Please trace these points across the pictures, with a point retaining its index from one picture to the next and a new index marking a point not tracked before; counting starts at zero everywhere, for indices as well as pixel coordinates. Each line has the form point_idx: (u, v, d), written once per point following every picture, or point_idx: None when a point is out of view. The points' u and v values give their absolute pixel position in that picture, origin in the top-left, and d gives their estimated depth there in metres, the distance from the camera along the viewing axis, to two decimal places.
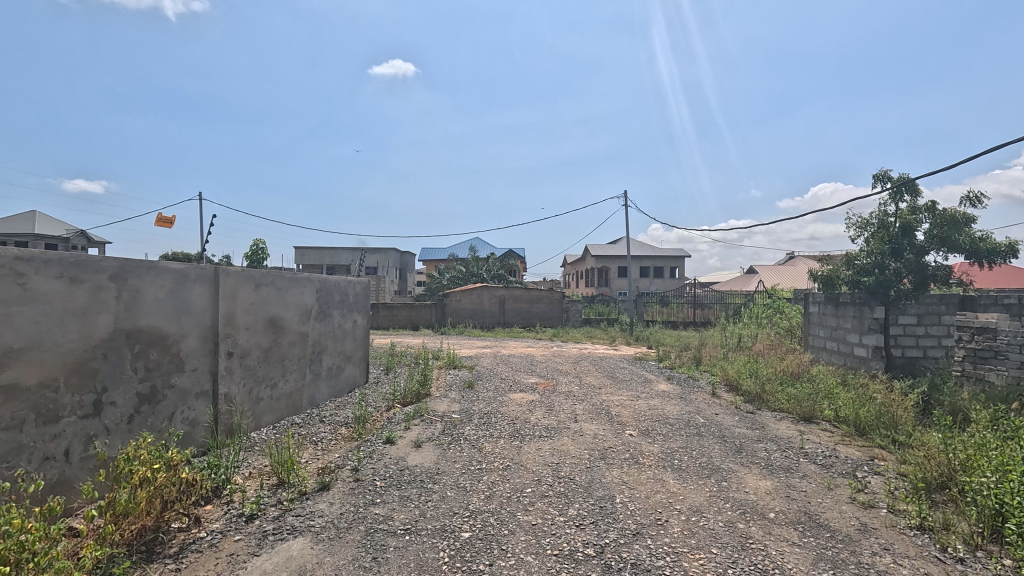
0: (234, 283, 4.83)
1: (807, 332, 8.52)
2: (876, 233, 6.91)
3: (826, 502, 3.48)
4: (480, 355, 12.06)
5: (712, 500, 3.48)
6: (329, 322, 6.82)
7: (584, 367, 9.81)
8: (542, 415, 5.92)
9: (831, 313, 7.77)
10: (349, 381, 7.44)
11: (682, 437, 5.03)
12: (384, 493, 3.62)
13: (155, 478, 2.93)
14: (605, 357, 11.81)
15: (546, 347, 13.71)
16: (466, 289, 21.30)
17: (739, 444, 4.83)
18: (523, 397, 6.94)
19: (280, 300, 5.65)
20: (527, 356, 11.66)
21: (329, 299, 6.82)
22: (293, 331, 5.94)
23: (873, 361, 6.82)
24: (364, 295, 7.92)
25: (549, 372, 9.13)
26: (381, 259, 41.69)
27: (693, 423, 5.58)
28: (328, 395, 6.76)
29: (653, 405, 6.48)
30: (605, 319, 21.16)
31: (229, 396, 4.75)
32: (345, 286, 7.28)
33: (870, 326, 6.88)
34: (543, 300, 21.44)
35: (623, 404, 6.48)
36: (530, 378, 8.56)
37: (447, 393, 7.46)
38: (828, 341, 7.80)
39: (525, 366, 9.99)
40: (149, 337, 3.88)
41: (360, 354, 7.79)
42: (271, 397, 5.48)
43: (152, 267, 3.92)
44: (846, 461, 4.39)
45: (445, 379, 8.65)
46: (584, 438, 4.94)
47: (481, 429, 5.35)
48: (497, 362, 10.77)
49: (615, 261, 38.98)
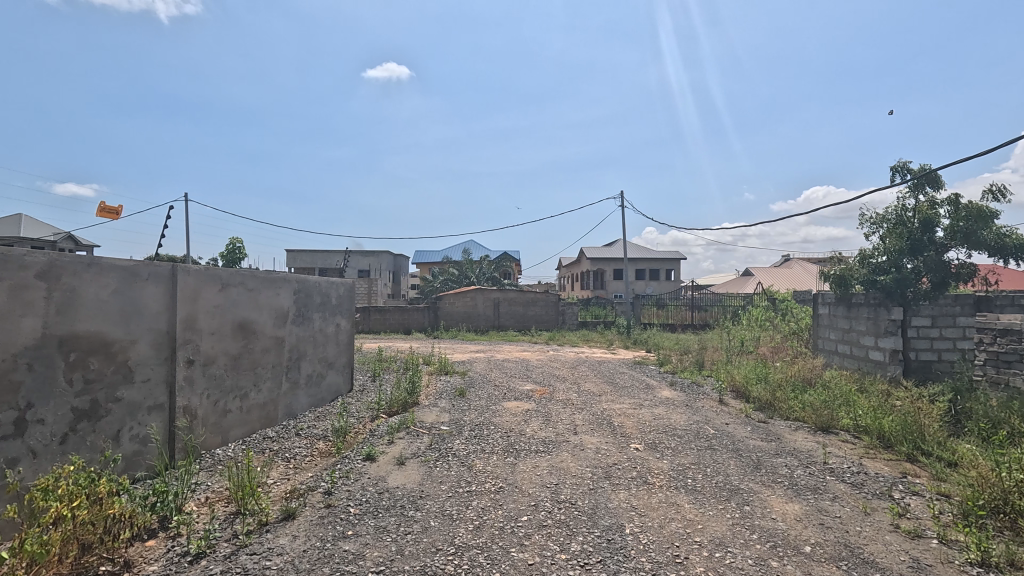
0: (194, 283, 4.33)
1: (816, 335, 8.10)
2: (892, 229, 6.52)
3: (867, 532, 3.02)
4: (473, 360, 11.57)
5: (735, 529, 3.02)
6: (308, 326, 6.32)
7: (582, 372, 9.34)
8: (538, 426, 5.45)
9: (843, 314, 7.35)
10: (332, 389, 6.93)
11: (693, 451, 4.56)
12: (357, 524, 3.13)
13: (72, 514, 2.43)
14: (604, 362, 11.36)
15: (541, 351, 13.25)
16: (460, 292, 20.80)
17: (756, 460, 4.37)
18: (518, 406, 6.46)
19: (251, 302, 5.14)
20: (522, 361, 11.18)
21: (308, 302, 6.33)
22: (267, 337, 5.44)
23: (890, 365, 6.36)
24: (348, 297, 7.43)
25: (545, 378, 8.66)
26: (374, 262, 41.12)
27: (703, 435, 5.12)
28: (307, 405, 6.25)
29: (658, 414, 6.01)
30: (601, 322, 20.71)
31: (189, 409, 4.26)
32: (327, 287, 6.80)
33: (886, 328, 6.43)
34: (538, 303, 20.97)
35: (625, 414, 6.02)
36: (525, 384, 8.07)
37: (436, 402, 6.97)
38: (840, 345, 7.37)
39: (520, 372, 9.52)
40: (88, 343, 3.38)
41: (343, 361, 7.30)
42: (241, 409, 4.98)
43: (93, 264, 3.44)
44: (878, 479, 3.94)
45: (435, 386, 8.15)
46: (586, 454, 4.47)
47: (471, 443, 4.87)
48: (491, 367, 10.29)
49: (611, 263, 38.61)
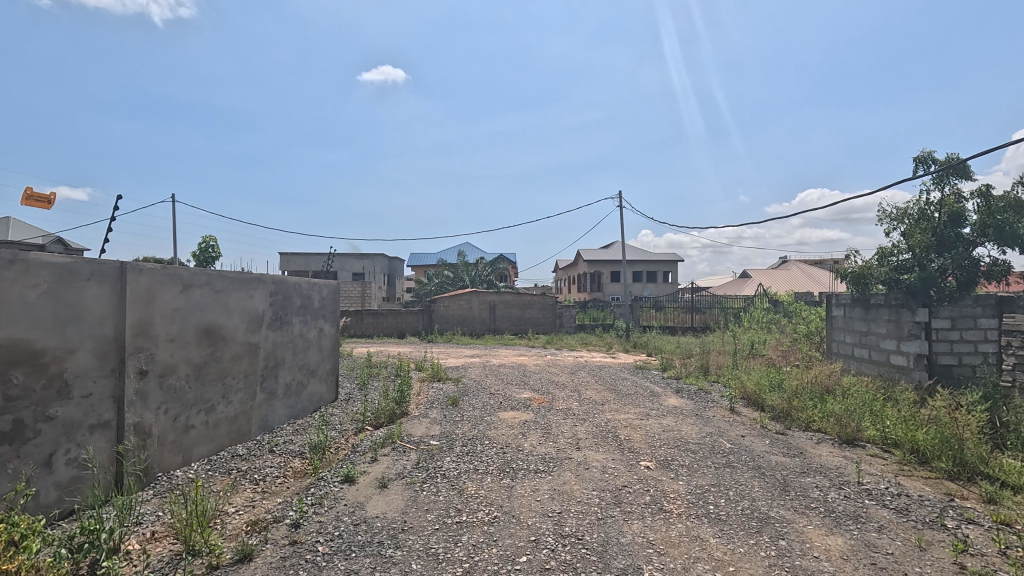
0: (148, 284, 3.84)
1: (830, 339, 7.65)
2: (915, 225, 6.13)
3: (929, 574, 2.56)
4: (467, 365, 11.07)
5: (774, 572, 2.54)
6: (288, 332, 5.82)
7: (582, 378, 8.87)
8: (537, 440, 4.97)
9: (860, 317, 6.90)
10: (314, 400, 6.43)
11: (711, 469, 4.09)
12: (325, 568, 2.64)
13: None
14: (604, 367, 10.89)
15: (539, 356, 12.77)
16: (455, 294, 20.32)
17: (782, 480, 3.90)
18: (514, 417, 5.97)
19: (219, 305, 4.64)
20: (519, 366, 10.69)
21: (287, 305, 5.83)
22: (239, 343, 4.94)
23: (914, 371, 5.89)
24: (332, 300, 6.93)
25: (542, 385, 8.19)
26: (368, 265, 40.56)
27: (718, 450, 4.65)
28: (285, 417, 5.73)
29: (667, 426, 5.54)
30: (599, 325, 20.27)
31: (142, 427, 3.75)
32: (309, 289, 6.31)
33: (910, 331, 5.97)
34: (535, 306, 20.51)
35: (631, 425, 5.54)
36: (522, 392, 7.58)
37: (427, 412, 6.48)
38: (858, 349, 6.93)
39: (517, 378, 9.02)
40: (9, 354, 2.89)
41: (327, 369, 6.80)
42: (205, 424, 4.47)
43: (16, 261, 2.95)
44: (923, 502, 3.48)
45: (426, 395, 7.64)
46: (591, 474, 3.98)
47: (463, 462, 4.37)
48: (486, 374, 9.79)
49: (608, 265, 38.22)
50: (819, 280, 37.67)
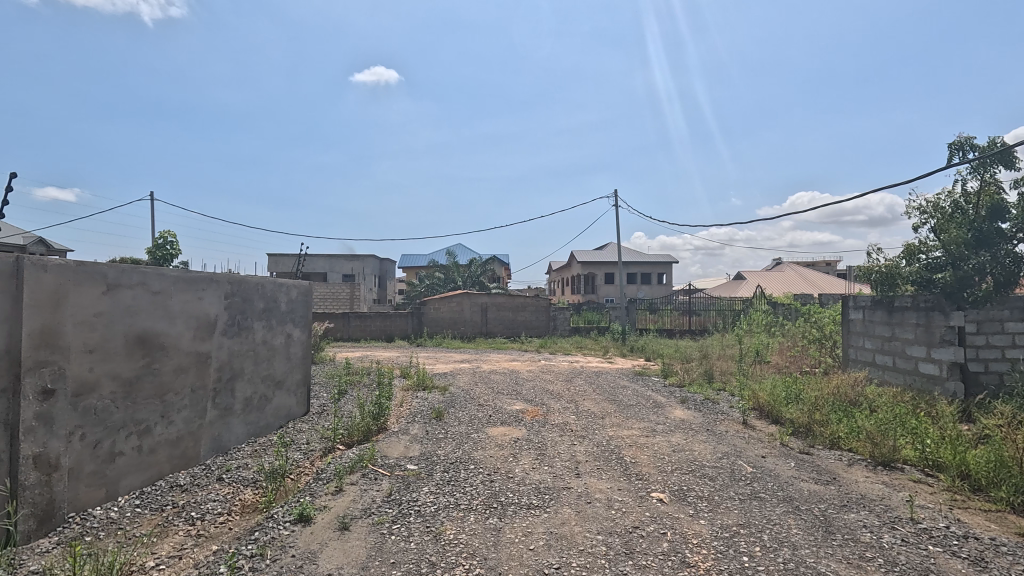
0: (56, 284, 3.15)
1: (848, 345, 7.06)
2: (949, 220, 5.62)
3: None
4: (455, 372, 10.39)
5: None
6: (247, 339, 5.13)
7: (578, 387, 8.22)
8: (529, 464, 4.31)
9: (883, 321, 6.31)
10: (280, 414, 5.73)
11: (736, 504, 3.44)
12: None
13: None
14: (601, 373, 10.24)
15: (532, 361, 12.13)
16: (445, 296, 19.63)
17: (822, 518, 3.27)
18: (504, 434, 5.30)
19: (157, 309, 3.96)
20: (510, 373, 10.01)
21: (246, 309, 5.13)
22: (184, 353, 4.25)
23: (948, 381, 5.29)
24: (302, 303, 6.24)
25: (536, 394, 7.53)
26: (358, 266, 39.73)
27: (740, 475, 4.02)
28: (244, 436, 5.04)
29: (677, 444, 4.90)
30: (595, 327, 19.65)
31: (46, 458, 3.06)
32: (274, 290, 5.62)
33: (942, 337, 5.38)
34: (528, 308, 19.88)
35: (636, 443, 4.90)
36: (514, 403, 6.91)
37: (406, 428, 5.79)
38: (881, 356, 6.34)
39: (508, 387, 8.33)
40: None
41: (296, 380, 6.10)
42: (137, 449, 3.77)
43: None
44: (999, 548, 2.87)
45: (408, 407, 6.95)
46: (595, 511, 3.33)
47: (443, 494, 3.71)
48: (475, 381, 9.10)
49: (602, 267, 37.69)
50: (814, 281, 37.41)
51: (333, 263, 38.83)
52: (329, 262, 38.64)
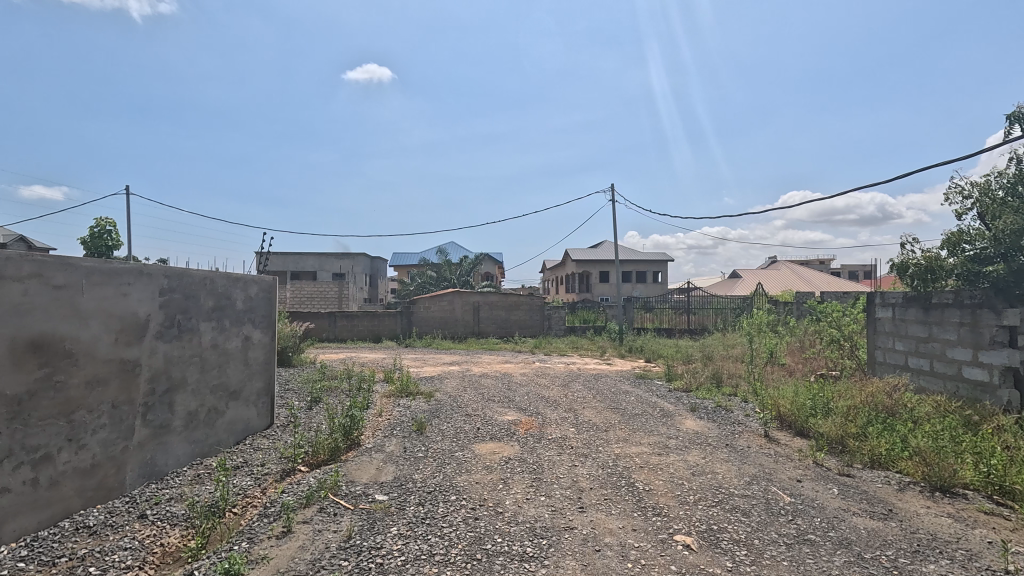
0: None
1: (875, 347, 6.39)
2: (1001, 207, 5.03)
3: None
4: (444, 376, 9.63)
5: None
6: (191, 343, 4.36)
7: (576, 393, 7.50)
8: (523, 494, 3.57)
9: (918, 320, 5.67)
10: (236, 429, 4.97)
11: (782, 552, 2.73)
12: None
13: None
14: (600, 376, 9.53)
15: (525, 363, 11.40)
16: (436, 295, 18.85)
17: (895, 572, 2.56)
18: (494, 453, 4.56)
19: (60, 308, 3.19)
20: (503, 377, 9.27)
21: (190, 307, 4.36)
22: (102, 362, 3.48)
23: (1000, 389, 4.62)
24: (264, 301, 5.49)
25: (530, 402, 6.80)
26: (348, 264, 38.86)
27: (778, 508, 3.31)
28: (187, 457, 4.28)
29: (695, 464, 4.20)
30: (591, 327, 18.95)
31: None
32: (227, 286, 4.86)
33: (992, 338, 4.72)
34: (521, 307, 19.15)
35: (647, 464, 4.19)
36: (506, 413, 6.18)
37: (382, 445, 5.04)
38: (916, 360, 5.69)
39: (500, 393, 7.59)
40: None
41: (257, 389, 5.35)
42: (31, 484, 3.00)
43: None
44: None
45: (386, 418, 6.20)
46: (606, 564, 2.60)
47: (414, 538, 2.96)
48: (464, 387, 8.35)
49: (597, 265, 37.05)
50: (810, 279, 36.99)
51: (322, 262, 37.91)
52: (318, 261, 37.71)
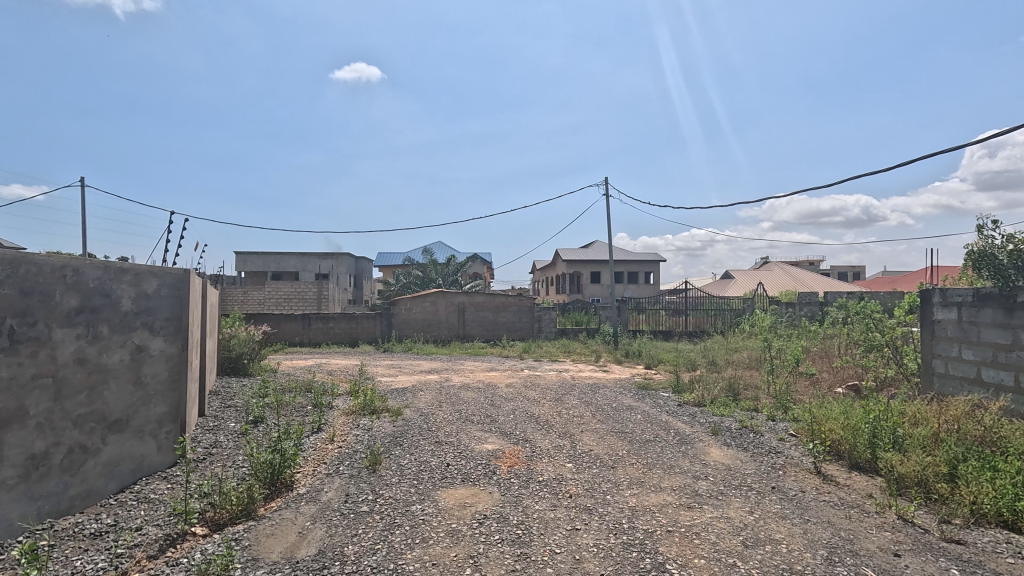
0: None
1: (934, 357, 5.28)
2: None
3: None
4: (418, 388, 8.39)
5: None
6: (35, 360, 3.09)
7: (572, 410, 6.32)
8: None
9: (996, 323, 4.58)
10: (121, 472, 3.70)
11: None
12: None
13: None
14: (597, 387, 8.34)
15: (513, 371, 10.20)
16: (418, 295, 17.57)
17: None
18: (463, 508, 3.33)
19: None
20: (486, 389, 8.06)
21: (34, 309, 3.09)
22: None
23: None
24: (170, 300, 4.22)
25: (516, 424, 5.59)
26: (332, 264, 37.35)
27: None
28: (26, 522, 3.01)
29: (743, 525, 3.01)
30: (583, 329, 17.84)
31: None
32: (106, 280, 3.60)
33: None
34: (509, 308, 17.96)
35: (677, 527, 2.99)
36: (485, 440, 4.96)
37: (319, 491, 3.80)
38: (993, 373, 4.59)
39: (480, 410, 6.39)
40: None
41: (157, 415, 4.08)
42: None
43: None
44: None
45: (337, 448, 4.95)
46: None
47: None
48: (440, 402, 7.12)
49: (588, 265, 35.99)
50: (804, 280, 36.27)
51: (303, 261, 36.36)
52: (299, 261, 36.18)
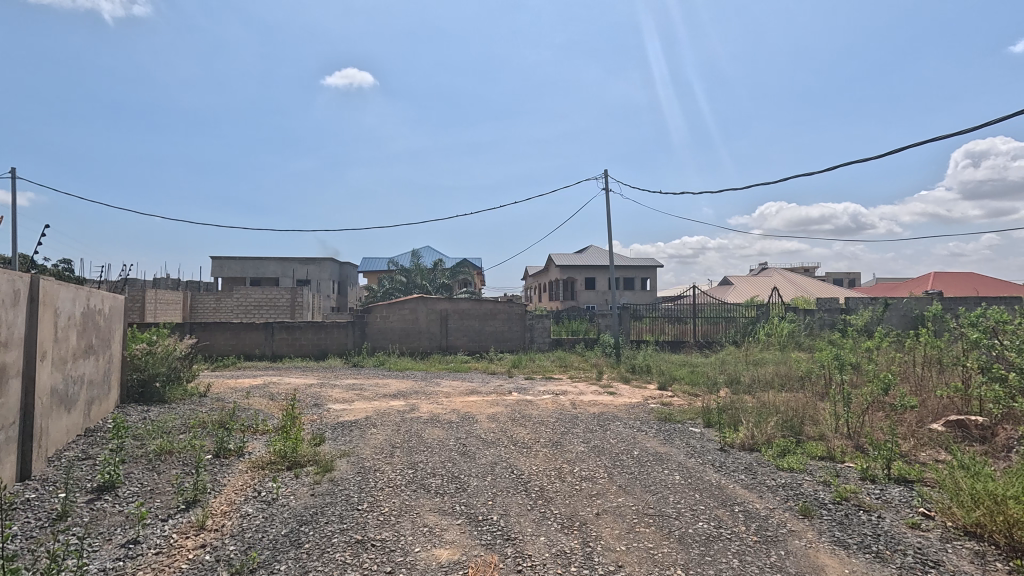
0: None
1: None
2: None
3: None
4: (373, 421, 6.38)
5: None
6: None
7: (577, 465, 4.34)
8: None
9: None
10: None
11: None
12: None
13: None
14: (606, 419, 6.38)
15: (499, 394, 8.22)
16: (396, 302, 15.57)
17: None
18: None
19: None
20: (461, 424, 6.06)
21: None
22: None
23: None
24: None
25: (494, 497, 3.60)
26: (312, 270, 35.16)
27: None
28: None
29: None
30: (580, 339, 15.96)
31: None
32: None
33: None
34: (498, 316, 16.00)
35: None
36: (440, 538, 2.98)
37: None
38: None
39: (446, 466, 4.40)
40: None
41: None
42: None
43: None
44: None
45: (190, 556, 2.93)
46: None
47: None
48: (394, 447, 5.12)
49: (583, 271, 34.17)
50: (807, 286, 34.62)
51: (282, 266, 34.20)
52: (278, 266, 34.03)
